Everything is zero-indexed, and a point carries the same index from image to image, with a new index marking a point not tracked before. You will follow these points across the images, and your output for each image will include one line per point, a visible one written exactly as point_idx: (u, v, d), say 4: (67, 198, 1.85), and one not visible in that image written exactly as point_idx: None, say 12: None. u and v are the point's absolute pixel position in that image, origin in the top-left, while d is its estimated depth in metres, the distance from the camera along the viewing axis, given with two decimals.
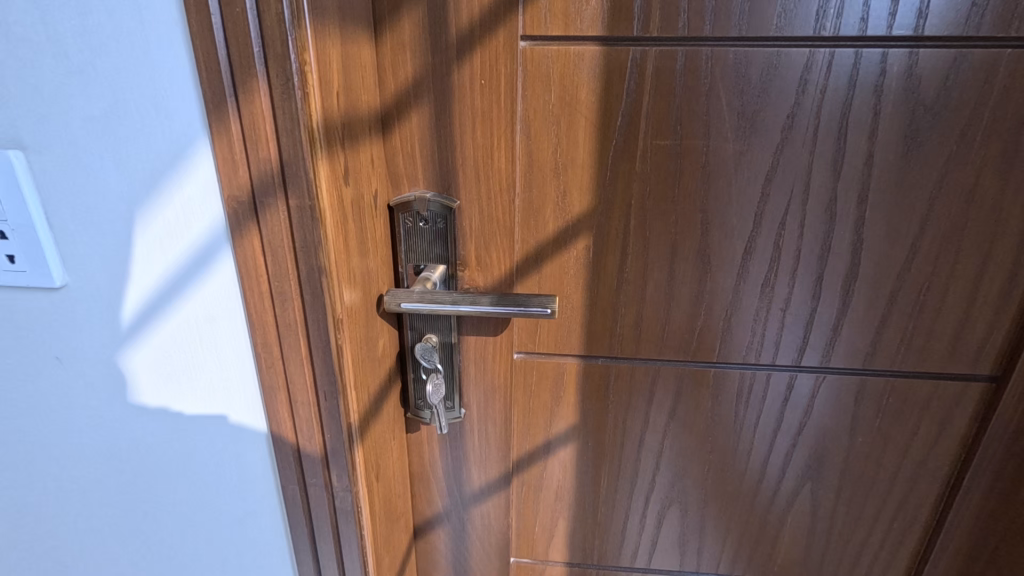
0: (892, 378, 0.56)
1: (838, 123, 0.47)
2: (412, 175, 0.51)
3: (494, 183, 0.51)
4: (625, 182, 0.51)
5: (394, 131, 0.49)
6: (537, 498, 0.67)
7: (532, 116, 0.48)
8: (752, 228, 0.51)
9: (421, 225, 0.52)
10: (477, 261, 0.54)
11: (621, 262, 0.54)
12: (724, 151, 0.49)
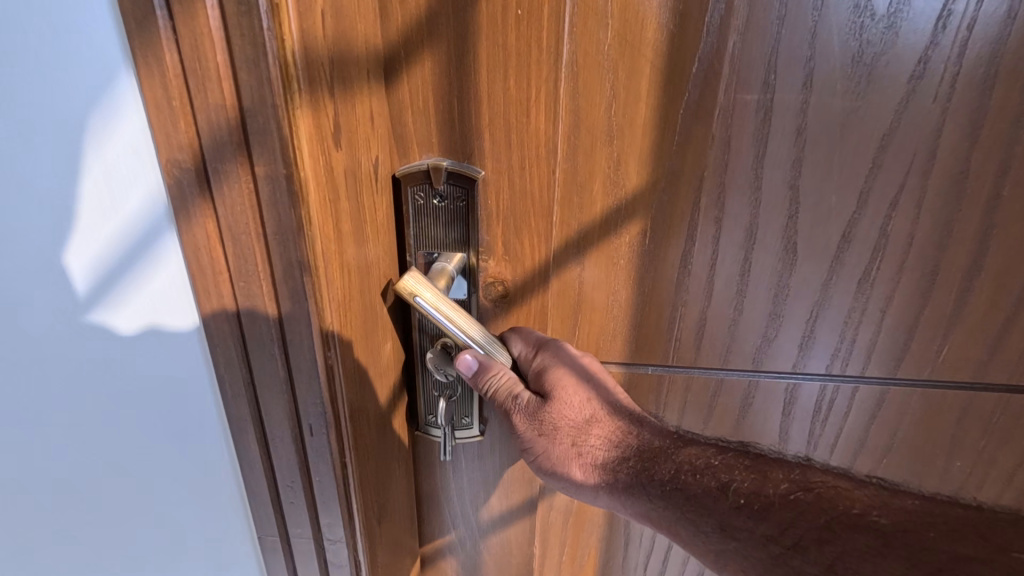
0: (1005, 393, 0.46)
1: (986, 70, 0.36)
2: (422, 137, 0.39)
3: (530, 150, 0.39)
4: (698, 149, 0.39)
5: (401, 78, 0.37)
6: (566, 525, 0.57)
7: (582, 60, 0.37)
8: (853, 209, 0.41)
9: (435, 202, 0.40)
10: (505, 251, 0.43)
11: (684, 251, 0.43)
12: (829, 109, 0.38)
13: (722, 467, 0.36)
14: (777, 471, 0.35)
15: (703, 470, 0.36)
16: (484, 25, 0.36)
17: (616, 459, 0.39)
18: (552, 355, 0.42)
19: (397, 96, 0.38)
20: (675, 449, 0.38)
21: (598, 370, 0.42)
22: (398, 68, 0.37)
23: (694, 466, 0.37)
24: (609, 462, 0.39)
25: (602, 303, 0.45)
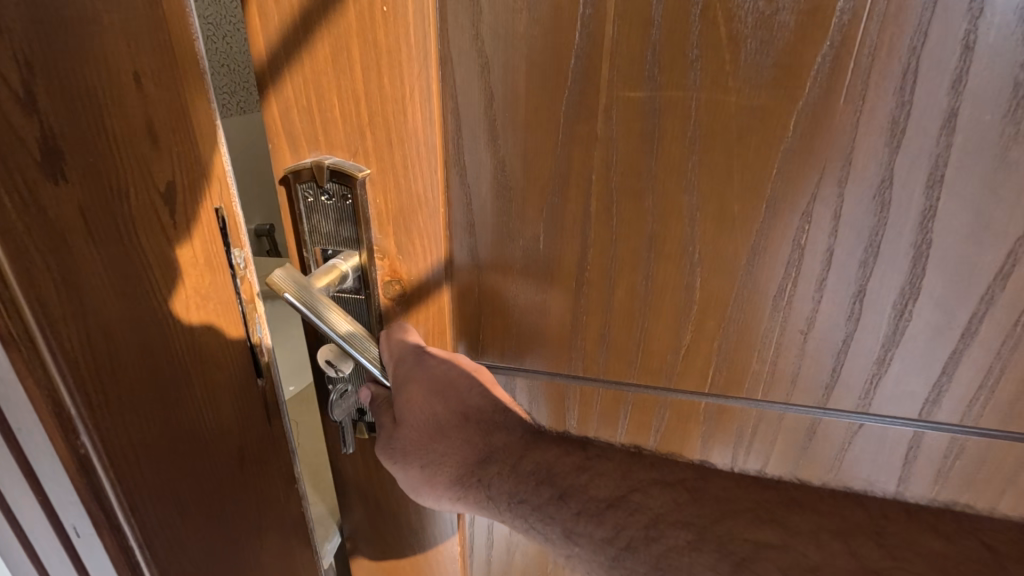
0: (961, 436, 0.40)
1: (905, 61, 0.31)
2: (309, 136, 0.40)
3: (411, 149, 0.38)
4: (584, 150, 0.37)
5: (285, 78, 0.38)
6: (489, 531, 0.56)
7: (455, 57, 0.36)
8: (761, 218, 0.36)
9: (324, 199, 0.41)
10: (399, 251, 0.42)
11: (581, 258, 0.41)
12: (724, 106, 0.34)
13: (559, 477, 0.38)
14: (608, 478, 0.38)
15: (540, 483, 0.38)
16: (353, 21, 0.35)
17: (467, 468, 0.41)
18: (410, 368, 0.41)
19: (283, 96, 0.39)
20: (518, 462, 0.40)
21: (452, 381, 0.41)
22: (279, 68, 0.38)
23: (534, 479, 0.39)
24: (462, 473, 0.41)
25: (501, 306, 0.44)
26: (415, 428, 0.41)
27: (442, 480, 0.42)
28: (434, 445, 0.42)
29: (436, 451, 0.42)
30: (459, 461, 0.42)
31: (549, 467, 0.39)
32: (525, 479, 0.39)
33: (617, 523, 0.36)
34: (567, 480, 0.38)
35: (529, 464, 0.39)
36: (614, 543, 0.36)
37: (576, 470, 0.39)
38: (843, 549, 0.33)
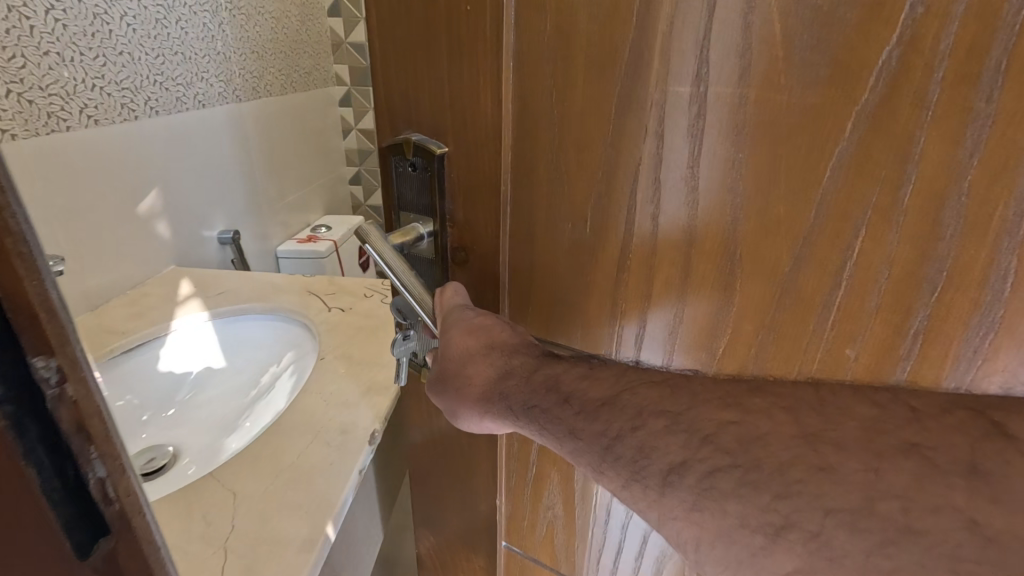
0: None
1: (995, 57, 0.28)
2: (404, 115, 0.48)
3: (481, 131, 0.45)
4: (630, 143, 0.40)
5: (392, 71, 0.47)
6: (526, 487, 0.61)
7: (523, 52, 0.41)
8: (809, 226, 0.36)
9: (410, 171, 0.50)
10: (463, 221, 0.49)
11: (624, 247, 0.43)
12: (769, 106, 0.34)
13: (563, 384, 0.43)
14: (604, 380, 0.42)
15: (547, 390, 0.43)
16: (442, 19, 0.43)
17: (495, 385, 0.47)
18: (453, 319, 0.49)
19: (389, 80, 0.48)
20: (530, 377, 0.45)
21: (488, 327, 0.48)
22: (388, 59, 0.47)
23: (543, 389, 0.44)
24: (488, 391, 0.48)
25: (550, 284, 0.48)
26: (451, 361, 0.49)
27: (474, 396, 0.49)
28: (469, 369, 0.48)
29: (469, 373, 0.48)
30: (489, 381, 0.47)
31: (557, 379, 0.43)
32: (538, 391, 0.44)
33: (609, 420, 0.40)
34: (570, 387, 0.43)
35: (541, 379, 0.44)
36: (605, 436, 0.40)
37: (580, 378, 0.43)
38: (793, 428, 0.34)
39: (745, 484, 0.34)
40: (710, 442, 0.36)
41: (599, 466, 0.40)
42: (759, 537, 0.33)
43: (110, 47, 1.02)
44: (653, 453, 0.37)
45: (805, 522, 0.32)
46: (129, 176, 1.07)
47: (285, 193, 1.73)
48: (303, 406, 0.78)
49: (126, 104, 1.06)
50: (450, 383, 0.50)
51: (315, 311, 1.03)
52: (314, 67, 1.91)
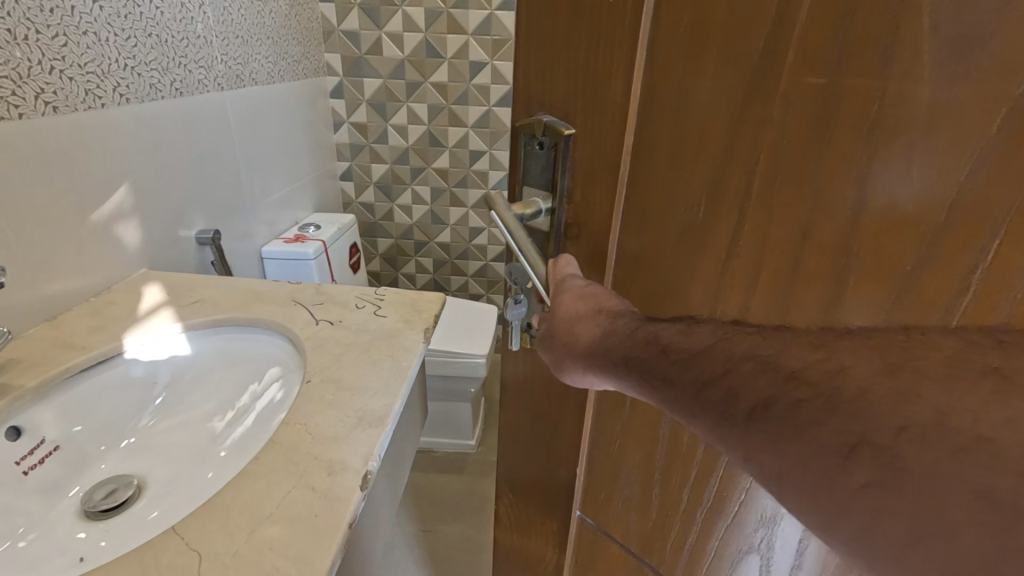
0: None
1: None
2: (542, 103, 0.53)
3: (608, 113, 0.47)
4: (754, 131, 0.38)
5: (535, 61, 0.52)
6: (605, 456, 0.65)
7: (660, 43, 0.42)
8: (935, 239, 0.32)
9: (537, 148, 0.55)
10: (581, 199, 0.52)
11: (735, 231, 0.42)
12: (907, 102, 0.31)
13: (663, 337, 0.41)
14: (703, 332, 0.39)
15: (646, 343, 0.41)
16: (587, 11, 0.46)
17: (595, 342, 0.46)
18: (565, 281, 0.52)
19: (531, 71, 0.53)
20: (633, 332, 0.43)
21: (600, 291, 0.49)
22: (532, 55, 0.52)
23: (642, 342, 0.42)
24: (594, 347, 0.46)
25: (655, 265, 0.49)
26: (560, 322, 0.50)
27: (569, 351, 0.49)
28: (574, 327, 0.49)
29: (570, 329, 0.49)
30: (587, 339, 0.47)
31: (657, 333, 0.41)
32: (635, 343, 0.43)
33: (703, 366, 0.37)
34: (666, 339, 0.41)
35: (639, 333, 0.43)
36: (698, 378, 0.37)
37: (675, 332, 0.41)
38: (873, 358, 0.30)
39: (825, 412, 0.30)
40: (797, 378, 0.32)
41: (691, 413, 0.38)
42: (831, 457, 0.30)
43: (72, 25, 0.91)
44: (742, 394, 0.34)
45: (880, 432, 0.28)
46: (89, 171, 0.96)
47: (269, 189, 1.63)
48: (287, 439, 0.65)
49: (91, 90, 0.95)
50: (557, 340, 0.51)
51: (300, 324, 0.92)
52: (305, 55, 1.78)
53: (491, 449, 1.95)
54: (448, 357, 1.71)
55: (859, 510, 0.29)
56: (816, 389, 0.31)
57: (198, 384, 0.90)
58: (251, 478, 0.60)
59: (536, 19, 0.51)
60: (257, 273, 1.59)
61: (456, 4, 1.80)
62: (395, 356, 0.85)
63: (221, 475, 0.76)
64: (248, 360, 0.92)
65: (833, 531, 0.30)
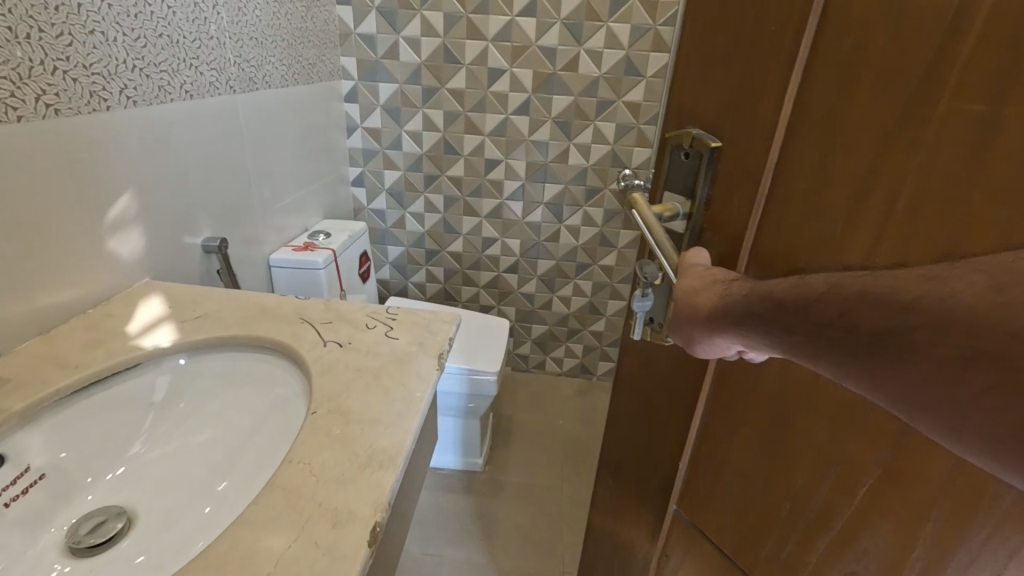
0: None
1: None
2: (694, 120, 0.62)
3: (757, 132, 0.54)
4: (903, 149, 0.42)
5: (690, 87, 0.62)
6: (708, 452, 0.70)
7: (816, 72, 0.48)
8: None
9: (683, 158, 0.63)
10: (720, 205, 0.60)
11: (874, 238, 0.46)
12: None
13: (778, 293, 0.43)
14: (818, 281, 0.40)
15: (764, 300, 0.44)
16: (742, 43, 0.54)
17: (718, 308, 0.50)
18: (688, 269, 0.57)
19: (688, 92, 0.62)
20: (750, 295, 0.46)
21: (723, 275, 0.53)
22: (690, 80, 0.62)
23: (760, 301, 0.45)
24: (719, 312, 0.50)
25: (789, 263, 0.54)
26: (682, 300, 0.55)
27: (692, 322, 0.53)
28: (700, 299, 0.53)
29: (694, 300, 0.53)
30: (709, 309, 0.51)
31: (773, 291, 0.43)
32: (753, 301, 0.45)
33: (820, 311, 0.39)
34: (782, 294, 0.42)
35: (756, 293, 0.46)
36: (817, 321, 0.39)
37: (788, 285, 0.42)
38: (983, 278, 0.31)
39: (940, 331, 0.32)
40: (911, 309, 0.33)
41: (816, 355, 0.40)
42: (947, 369, 0.32)
43: (78, 24, 0.86)
44: (862, 334, 0.36)
45: (990, 337, 0.30)
46: (89, 177, 0.90)
47: (279, 195, 1.59)
48: (289, 480, 0.60)
49: (96, 92, 0.90)
50: (682, 318, 0.55)
51: (309, 345, 0.87)
52: (320, 58, 1.73)
53: (500, 469, 1.88)
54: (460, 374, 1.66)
55: (988, 408, 0.31)
56: (929, 318, 0.33)
57: (198, 405, 0.85)
58: (249, 528, 0.54)
59: (696, 46, 0.60)
60: (265, 281, 1.54)
61: (476, 8, 1.75)
62: (409, 386, 0.78)
63: (222, 509, 0.72)
64: (251, 380, 0.87)
65: (956, 422, 0.33)
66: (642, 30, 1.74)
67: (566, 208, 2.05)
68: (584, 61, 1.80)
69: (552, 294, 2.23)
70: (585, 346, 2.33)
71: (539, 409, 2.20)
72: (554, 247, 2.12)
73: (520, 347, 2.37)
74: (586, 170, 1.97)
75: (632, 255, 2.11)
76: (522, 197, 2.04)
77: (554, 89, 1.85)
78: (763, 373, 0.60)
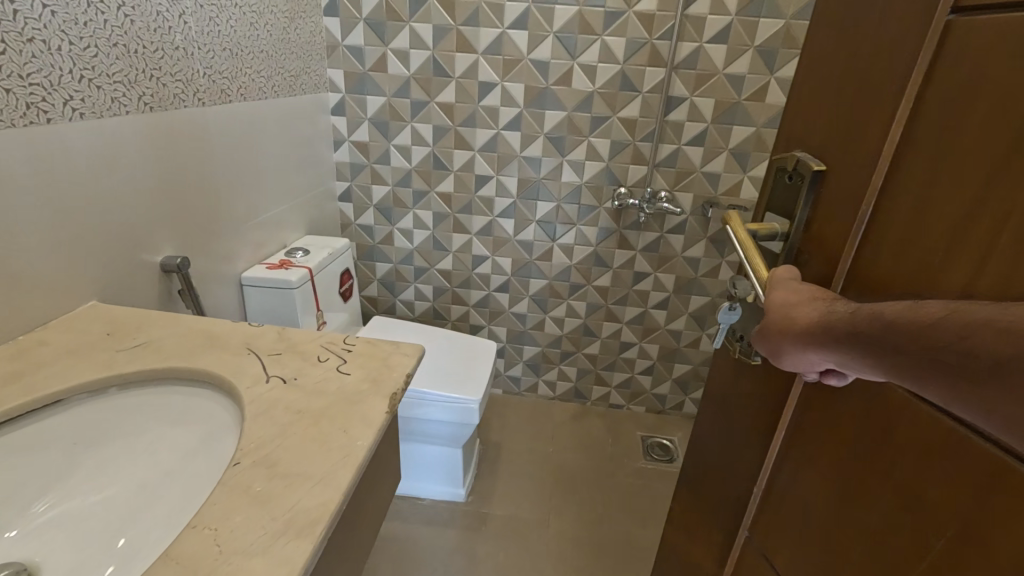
0: None
1: None
2: (803, 147, 0.63)
3: (864, 154, 0.54)
4: (1012, 179, 0.39)
5: (804, 111, 0.64)
6: (782, 481, 0.68)
7: (931, 96, 0.47)
8: None
9: (788, 180, 0.65)
10: (818, 228, 0.60)
11: (971, 277, 0.42)
12: None
13: (886, 313, 0.40)
14: (930, 305, 0.38)
15: (868, 319, 0.41)
16: (859, 71, 0.55)
17: (813, 323, 0.47)
18: (778, 282, 0.56)
19: (801, 120, 0.64)
20: (854, 314, 0.43)
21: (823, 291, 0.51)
22: (804, 108, 0.64)
23: (863, 319, 0.42)
24: (813, 327, 0.47)
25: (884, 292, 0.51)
26: (770, 311, 0.53)
27: (778, 334, 0.51)
28: (791, 312, 0.51)
29: (784, 312, 0.51)
30: (802, 322, 0.49)
31: (878, 311, 0.41)
32: (853, 319, 0.43)
33: (932, 334, 0.36)
34: (888, 315, 0.40)
35: (859, 311, 0.43)
36: (932, 345, 0.36)
37: (896, 307, 0.40)
38: None
39: None
40: None
41: (920, 382, 0.38)
42: None
43: (12, 29, 0.80)
44: (979, 365, 0.34)
45: None
46: (25, 195, 0.85)
47: (256, 210, 1.52)
48: (187, 552, 0.52)
49: (35, 103, 0.84)
50: (770, 329, 0.53)
51: (249, 381, 0.79)
52: (303, 70, 1.67)
53: (484, 500, 1.78)
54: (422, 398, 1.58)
55: None
56: None
57: (127, 444, 0.78)
58: None
59: (814, 76, 0.62)
60: (237, 301, 1.47)
61: (466, 21, 1.70)
62: (350, 433, 0.70)
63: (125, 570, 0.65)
64: (191, 420, 0.80)
65: None
66: (636, 44, 1.67)
67: (558, 226, 1.97)
68: (578, 75, 1.73)
69: (544, 314, 2.14)
70: (580, 370, 2.24)
71: (529, 434, 2.10)
72: (547, 266, 2.05)
73: (511, 368, 2.28)
74: (580, 187, 1.89)
75: (627, 276, 2.02)
76: (513, 215, 1.97)
77: (547, 104, 1.78)
78: (849, 403, 0.56)
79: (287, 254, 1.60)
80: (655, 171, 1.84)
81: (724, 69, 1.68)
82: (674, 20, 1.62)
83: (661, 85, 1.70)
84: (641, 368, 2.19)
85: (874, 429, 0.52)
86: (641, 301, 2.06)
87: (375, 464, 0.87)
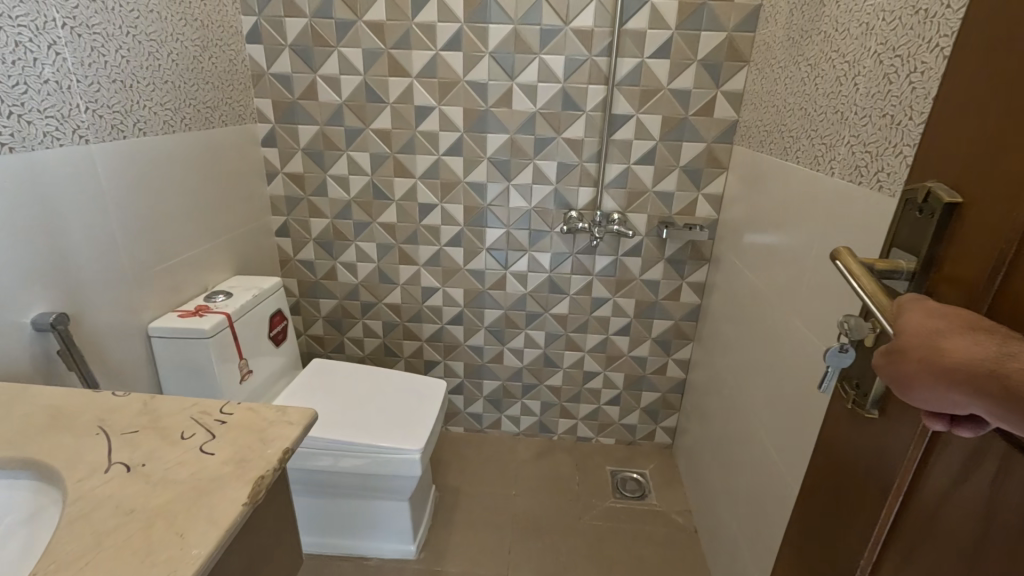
0: None
1: None
2: (939, 173, 0.54)
3: (1006, 178, 0.45)
4: None
5: (935, 130, 0.55)
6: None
7: None
8: None
9: (914, 213, 0.56)
10: (948, 269, 0.51)
11: None
12: None
13: None
14: None
15: None
16: (1007, 77, 0.46)
17: (977, 359, 0.38)
18: (917, 304, 0.47)
19: (932, 140, 0.56)
20: None
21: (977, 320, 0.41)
22: (940, 123, 0.55)
23: None
24: (980, 367, 0.38)
25: None
26: (908, 335, 0.44)
27: (916, 364, 0.42)
28: (940, 342, 0.41)
29: (930, 338, 0.42)
30: (957, 356, 0.39)
31: None
32: None
33: None
34: None
35: None
36: None
37: None
38: None
39: None
40: None
41: None
42: None
43: None
44: None
45: None
46: None
47: (165, 253, 1.37)
48: None
49: None
50: (908, 353, 0.43)
51: (84, 471, 0.66)
52: (221, 100, 1.55)
53: (436, 557, 1.63)
54: (331, 449, 1.43)
55: None
56: None
57: None
58: None
59: (949, 89, 0.53)
60: (145, 355, 1.34)
61: (397, 44, 1.61)
62: (186, 538, 0.58)
63: None
64: (16, 519, 0.68)
65: None
66: (576, 62, 1.60)
67: (511, 253, 1.86)
68: (519, 96, 1.65)
69: (502, 346, 2.02)
70: (543, 403, 2.11)
71: (493, 477, 1.96)
72: (503, 295, 1.93)
73: (471, 405, 2.14)
74: (529, 212, 1.80)
75: (586, 302, 1.92)
76: (462, 243, 1.86)
77: (489, 127, 1.69)
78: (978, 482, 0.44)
79: (207, 299, 1.46)
80: (604, 192, 1.75)
81: (668, 84, 1.61)
82: (612, 37, 1.55)
83: (604, 103, 1.63)
84: (608, 398, 2.08)
85: (1002, 508, 0.41)
86: (602, 327, 1.95)
87: (253, 558, 0.73)
